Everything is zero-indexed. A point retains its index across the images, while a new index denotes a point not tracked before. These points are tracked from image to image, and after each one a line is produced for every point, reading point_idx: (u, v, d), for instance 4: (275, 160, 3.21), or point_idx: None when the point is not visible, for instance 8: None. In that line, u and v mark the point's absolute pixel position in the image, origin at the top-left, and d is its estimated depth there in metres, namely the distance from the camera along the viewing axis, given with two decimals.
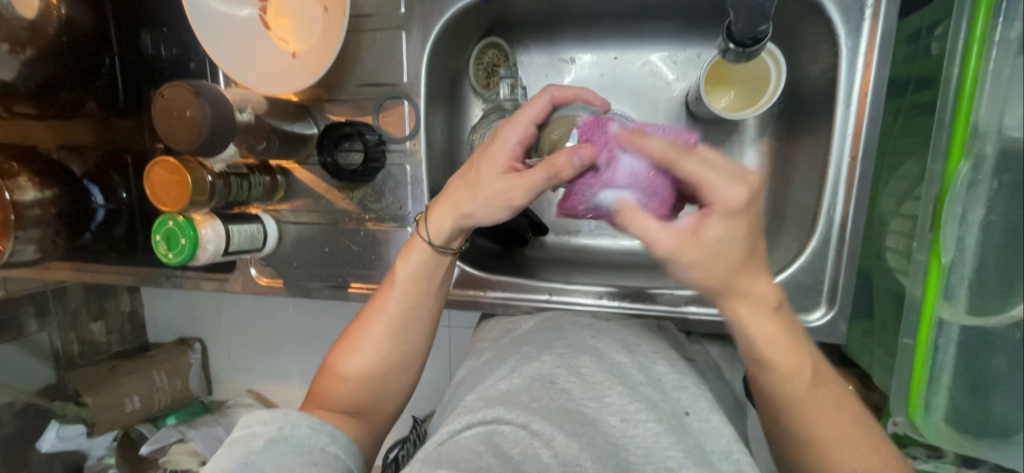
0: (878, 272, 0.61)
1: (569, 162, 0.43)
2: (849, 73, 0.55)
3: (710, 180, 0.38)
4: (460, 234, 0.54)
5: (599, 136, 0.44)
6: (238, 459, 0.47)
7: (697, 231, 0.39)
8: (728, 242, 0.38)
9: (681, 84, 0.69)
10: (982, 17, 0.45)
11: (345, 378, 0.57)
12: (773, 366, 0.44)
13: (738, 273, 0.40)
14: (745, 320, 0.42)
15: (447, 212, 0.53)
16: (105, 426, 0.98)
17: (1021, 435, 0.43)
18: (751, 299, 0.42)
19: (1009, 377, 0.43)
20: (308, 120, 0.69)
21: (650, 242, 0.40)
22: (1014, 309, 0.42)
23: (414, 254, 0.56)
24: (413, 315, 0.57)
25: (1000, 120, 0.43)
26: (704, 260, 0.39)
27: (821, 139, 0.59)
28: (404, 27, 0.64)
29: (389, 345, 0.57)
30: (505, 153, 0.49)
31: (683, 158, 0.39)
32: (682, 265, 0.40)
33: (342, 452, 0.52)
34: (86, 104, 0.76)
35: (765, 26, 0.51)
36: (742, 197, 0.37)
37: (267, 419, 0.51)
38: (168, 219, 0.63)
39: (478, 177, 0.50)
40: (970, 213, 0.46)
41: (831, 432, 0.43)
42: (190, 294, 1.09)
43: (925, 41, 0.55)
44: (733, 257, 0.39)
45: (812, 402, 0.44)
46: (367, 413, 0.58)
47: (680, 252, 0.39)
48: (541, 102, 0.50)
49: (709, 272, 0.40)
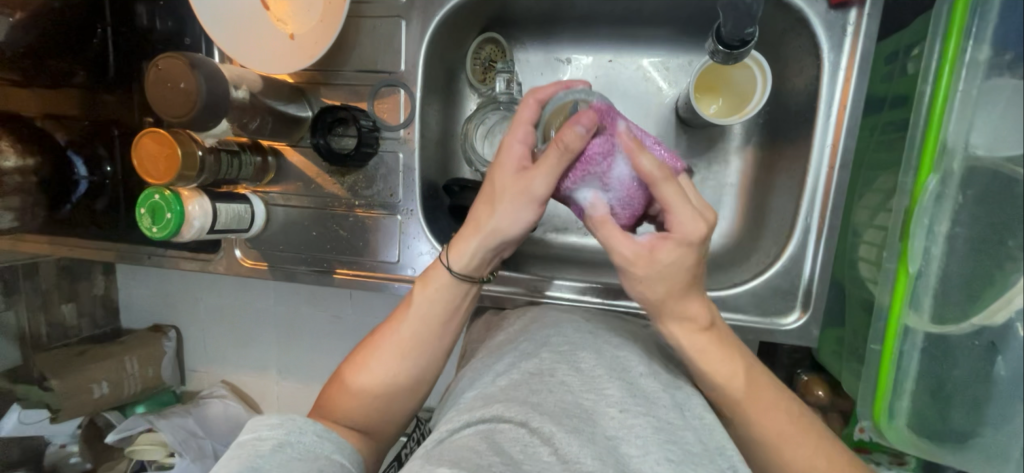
0: (851, 280, 0.63)
1: (575, 132, 0.44)
2: (830, 87, 0.57)
3: (678, 211, 0.43)
4: (486, 255, 0.54)
5: (608, 126, 0.46)
6: (246, 463, 0.46)
7: (653, 250, 0.44)
8: (678, 267, 0.44)
9: (672, 91, 0.71)
10: (954, 40, 0.47)
11: (353, 391, 0.57)
12: (710, 370, 0.47)
13: (677, 293, 0.45)
14: (678, 332, 0.47)
15: (471, 233, 0.52)
16: (71, 412, 0.95)
17: (980, 438, 0.47)
18: (685, 320, 0.46)
19: (967, 386, 0.47)
20: (303, 103, 0.69)
21: (610, 249, 0.46)
22: (975, 317, 0.45)
23: (437, 279, 0.56)
24: (428, 341, 0.57)
25: (967, 139, 0.46)
26: (653, 276, 0.44)
27: (802, 151, 0.61)
28: (404, 16, 0.64)
29: (402, 365, 0.57)
30: (513, 152, 0.50)
31: (661, 186, 0.43)
32: (631, 275, 0.45)
33: (345, 460, 0.51)
34: (75, 74, 0.75)
35: (751, 29, 0.54)
36: (701, 233, 0.43)
37: (275, 424, 0.50)
38: (155, 193, 0.62)
39: (496, 186, 0.50)
40: (936, 225, 0.49)
41: (773, 432, 0.46)
42: (168, 278, 1.07)
43: (901, 61, 0.58)
44: (680, 278, 0.44)
45: (749, 402, 0.46)
46: (373, 428, 0.58)
47: (632, 263, 0.45)
48: (530, 102, 0.50)
49: (650, 287, 0.45)
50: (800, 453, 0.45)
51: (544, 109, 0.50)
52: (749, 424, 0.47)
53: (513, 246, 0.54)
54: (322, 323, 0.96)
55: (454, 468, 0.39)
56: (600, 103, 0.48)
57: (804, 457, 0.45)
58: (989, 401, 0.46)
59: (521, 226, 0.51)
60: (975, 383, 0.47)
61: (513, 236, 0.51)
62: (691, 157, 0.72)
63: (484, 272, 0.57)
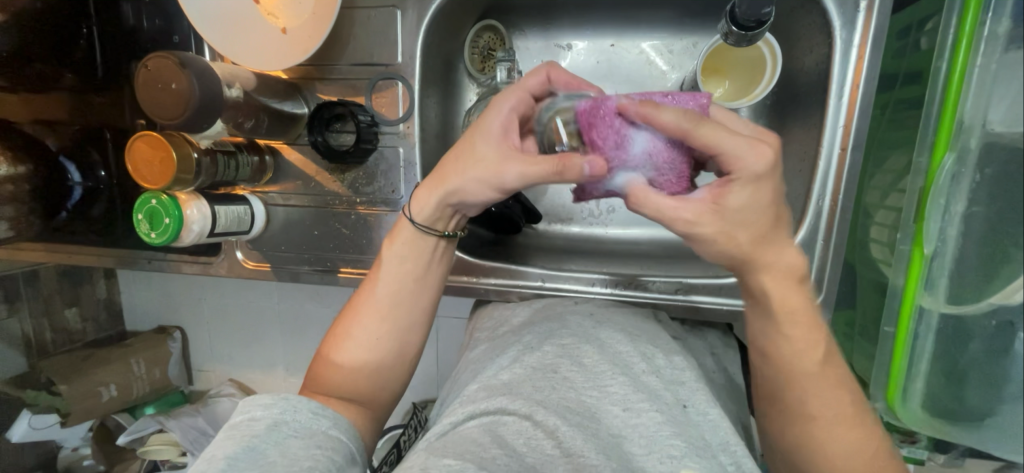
0: (862, 261, 0.63)
1: (580, 170, 0.40)
2: (842, 66, 0.55)
3: (733, 146, 0.37)
4: (445, 210, 0.53)
5: (605, 125, 0.41)
6: (241, 444, 0.45)
7: (717, 199, 0.39)
8: (751, 211, 0.39)
9: (675, 75, 0.69)
10: (972, 13, 0.46)
11: (338, 361, 0.55)
12: (780, 338, 0.44)
13: (762, 239, 0.40)
14: (769, 287, 0.43)
15: (434, 190, 0.52)
16: (79, 416, 0.95)
17: (995, 420, 0.45)
18: (774, 270, 0.42)
19: (983, 363, 0.46)
20: (298, 99, 0.67)
21: (668, 220, 0.40)
22: (990, 298, 0.44)
23: (403, 235, 0.55)
24: (404, 300, 0.56)
25: (984, 116, 0.45)
26: (727, 227, 0.39)
27: (813, 132, 0.60)
28: (400, 6, 0.62)
29: (382, 327, 0.55)
30: (498, 120, 0.48)
31: (701, 131, 0.37)
32: (702, 237, 0.40)
33: (343, 435, 0.49)
34: (63, 77, 0.72)
35: (768, 9, 0.51)
36: (765, 160, 0.37)
37: (269, 403, 0.48)
38: (152, 198, 0.61)
39: (474, 151, 0.48)
40: (952, 205, 0.48)
41: (826, 413, 0.44)
42: (169, 280, 1.06)
43: (915, 35, 0.56)
44: (758, 223, 0.39)
45: (818, 379, 0.44)
46: (369, 399, 0.56)
47: (698, 223, 0.39)
48: (540, 74, 0.50)
49: (730, 240, 0.40)
50: (846, 435, 0.43)
51: (548, 87, 0.50)
52: (798, 400, 0.44)
53: (476, 209, 0.53)
54: (327, 319, 0.95)
55: (458, 461, 0.38)
56: (589, 101, 0.43)
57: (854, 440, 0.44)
58: (1008, 382, 0.44)
59: (485, 198, 0.49)
60: (991, 361, 0.45)
61: (477, 204, 0.50)
62: None
63: (450, 226, 0.56)
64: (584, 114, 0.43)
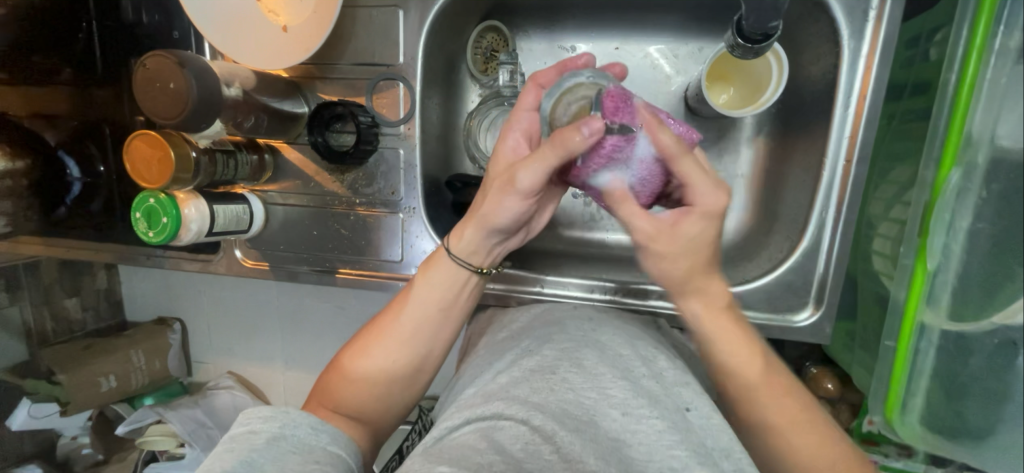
0: (864, 273, 0.62)
1: (578, 137, 0.39)
2: (850, 74, 0.55)
3: (699, 183, 0.39)
4: (482, 243, 0.52)
5: (625, 112, 0.42)
6: (240, 458, 0.45)
7: (675, 224, 0.40)
8: (701, 241, 0.40)
9: (679, 79, 0.68)
10: (983, 25, 0.45)
11: (354, 376, 0.55)
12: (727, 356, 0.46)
13: (700, 269, 0.42)
14: (700, 310, 0.45)
15: (467, 222, 0.52)
16: (79, 406, 0.95)
17: (998, 436, 0.45)
18: (709, 295, 0.44)
19: (985, 379, 0.46)
20: (298, 99, 0.66)
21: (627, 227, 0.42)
22: (994, 315, 0.44)
23: (437, 267, 0.54)
24: (427, 331, 0.55)
25: (993, 130, 0.44)
26: (676, 250, 0.41)
27: (818, 141, 0.59)
28: (402, 6, 0.62)
29: (403, 352, 0.55)
30: (510, 142, 0.49)
31: (680, 162, 0.40)
32: (652, 252, 0.42)
33: (343, 452, 0.50)
34: (60, 71, 0.73)
35: (775, 23, 0.50)
36: (723, 204, 0.39)
37: (268, 416, 0.48)
38: (150, 197, 0.61)
39: (491, 175, 0.50)
40: (958, 220, 0.47)
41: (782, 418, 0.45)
42: (169, 273, 1.06)
43: (924, 46, 0.56)
44: (702, 253, 0.41)
45: (766, 388, 0.46)
46: (373, 417, 0.56)
47: (653, 240, 0.41)
48: (531, 87, 0.50)
49: (674, 262, 0.42)
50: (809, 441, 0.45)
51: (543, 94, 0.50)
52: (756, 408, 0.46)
53: (510, 232, 0.52)
54: (326, 315, 0.95)
55: (454, 468, 0.38)
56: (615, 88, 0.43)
57: (815, 447, 0.45)
58: (1008, 399, 0.44)
59: (509, 214, 0.48)
60: (991, 376, 0.45)
61: (505, 222, 0.49)
62: (702, 147, 0.70)
63: (484, 263, 0.55)
64: (610, 99, 0.42)
